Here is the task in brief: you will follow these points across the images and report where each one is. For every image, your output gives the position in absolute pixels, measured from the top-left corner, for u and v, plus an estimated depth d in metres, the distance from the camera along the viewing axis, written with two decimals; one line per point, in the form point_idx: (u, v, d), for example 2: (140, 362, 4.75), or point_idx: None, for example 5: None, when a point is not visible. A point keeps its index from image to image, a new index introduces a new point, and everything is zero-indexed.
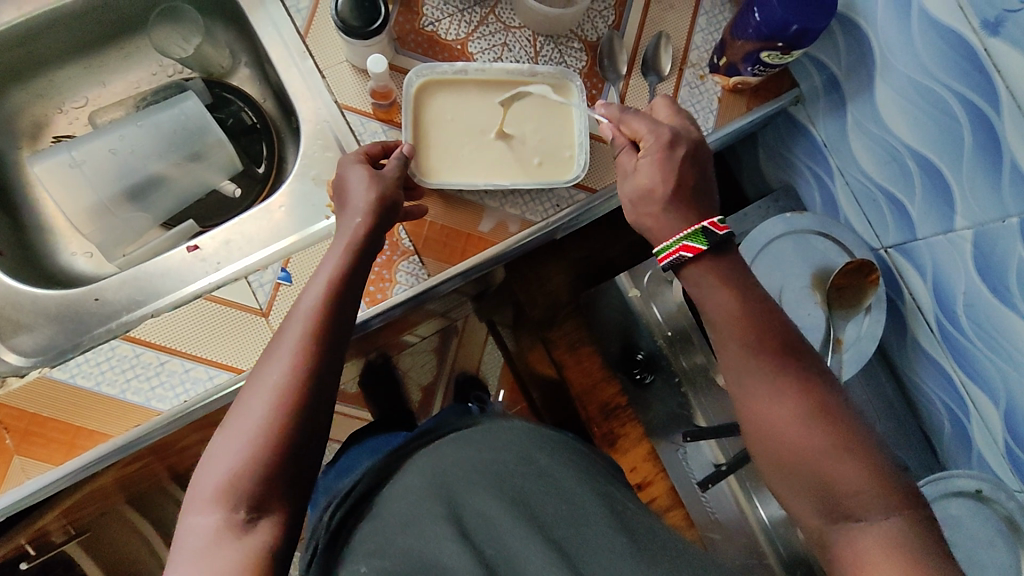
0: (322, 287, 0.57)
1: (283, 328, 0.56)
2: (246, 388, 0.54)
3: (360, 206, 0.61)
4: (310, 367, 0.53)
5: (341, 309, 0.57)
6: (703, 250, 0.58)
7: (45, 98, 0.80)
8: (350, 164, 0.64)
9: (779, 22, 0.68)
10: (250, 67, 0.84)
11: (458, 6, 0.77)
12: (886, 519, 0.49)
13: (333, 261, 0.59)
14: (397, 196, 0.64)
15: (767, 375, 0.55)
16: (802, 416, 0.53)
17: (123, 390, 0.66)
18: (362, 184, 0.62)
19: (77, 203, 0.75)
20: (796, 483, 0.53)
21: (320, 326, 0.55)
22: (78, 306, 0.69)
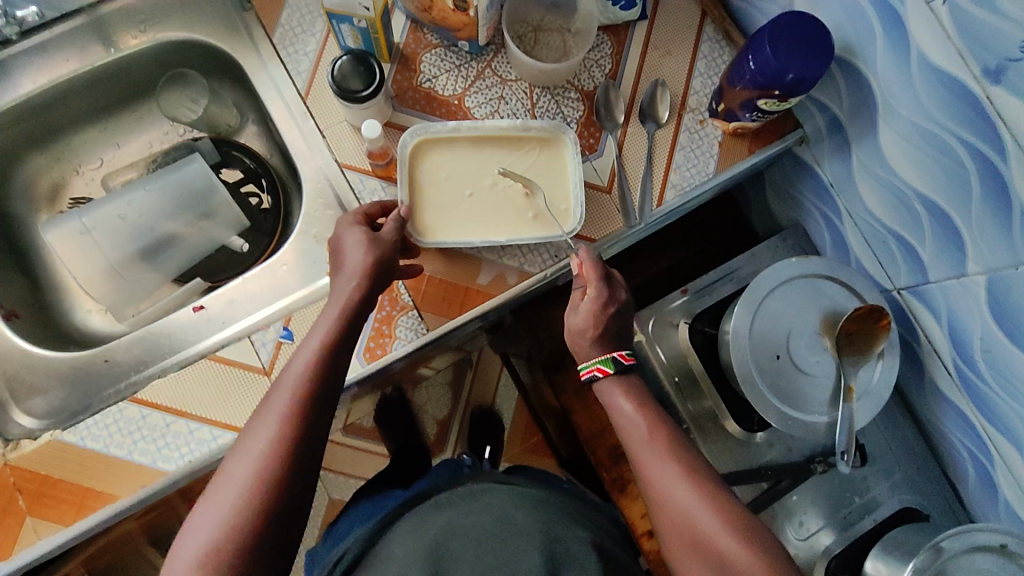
0: (312, 353, 0.59)
1: (270, 393, 0.57)
2: (231, 455, 0.55)
3: (355, 269, 0.62)
4: (295, 435, 0.54)
5: (330, 373, 0.59)
6: (610, 372, 0.68)
7: (63, 161, 0.84)
8: (347, 226, 0.66)
9: (774, 71, 0.67)
10: (257, 125, 0.86)
11: (455, 62, 0.78)
12: None
13: (325, 327, 0.61)
14: (390, 258, 0.65)
15: (661, 464, 0.63)
16: (693, 500, 0.60)
17: (130, 451, 0.67)
18: (357, 247, 0.64)
19: (90, 265, 0.77)
20: (701, 563, 0.58)
21: (307, 393, 0.56)
22: (90, 368, 0.71)
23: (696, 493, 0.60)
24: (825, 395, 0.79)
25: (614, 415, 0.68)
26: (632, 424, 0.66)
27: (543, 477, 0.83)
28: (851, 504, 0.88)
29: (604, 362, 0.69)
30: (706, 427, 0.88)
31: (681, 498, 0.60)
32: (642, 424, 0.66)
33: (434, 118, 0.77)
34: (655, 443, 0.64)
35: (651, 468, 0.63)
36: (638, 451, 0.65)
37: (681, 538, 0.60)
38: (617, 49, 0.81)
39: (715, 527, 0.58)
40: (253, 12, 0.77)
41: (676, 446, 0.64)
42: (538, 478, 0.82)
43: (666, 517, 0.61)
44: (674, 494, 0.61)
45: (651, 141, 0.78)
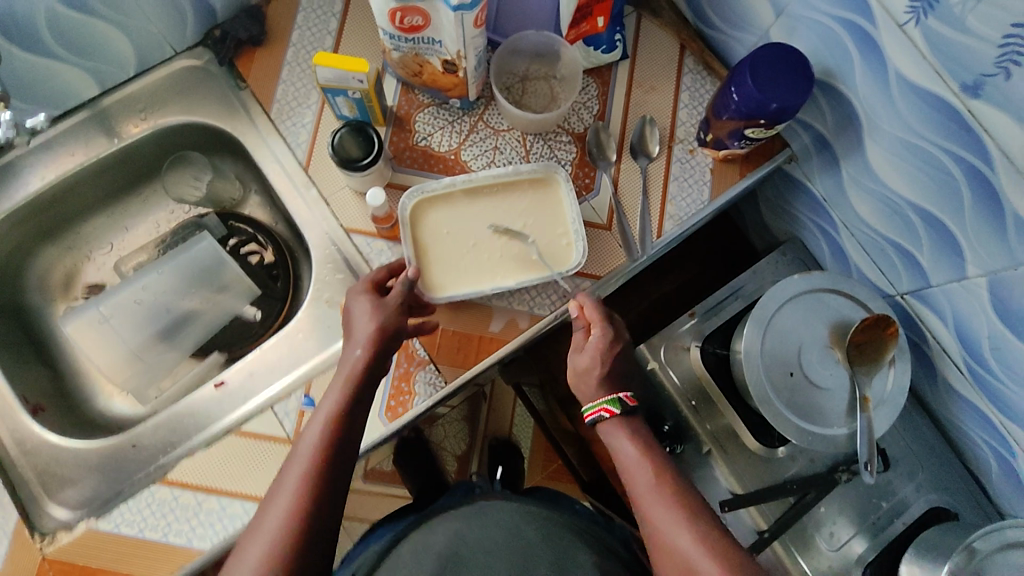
0: (323, 424, 0.60)
1: (285, 468, 0.58)
2: (247, 535, 0.55)
3: (361, 337, 0.64)
4: (308, 508, 0.54)
5: (341, 443, 0.59)
6: (617, 412, 0.68)
7: (75, 250, 0.86)
8: (355, 296, 0.68)
9: (757, 102, 0.69)
10: (260, 195, 0.88)
11: (448, 118, 0.80)
12: None
13: (336, 397, 0.62)
14: (398, 323, 0.66)
15: (663, 505, 0.62)
16: (693, 546, 0.59)
17: (165, 533, 0.68)
18: (363, 316, 0.66)
19: (112, 353, 0.79)
20: None
21: (320, 465, 0.57)
22: (118, 455, 0.72)
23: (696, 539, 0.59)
24: (842, 406, 0.79)
25: (620, 458, 0.68)
26: (635, 470, 0.66)
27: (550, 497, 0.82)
28: (878, 509, 0.87)
29: (614, 402, 0.69)
30: (725, 444, 0.89)
31: (682, 542, 0.59)
32: (646, 469, 0.66)
33: (433, 175, 0.79)
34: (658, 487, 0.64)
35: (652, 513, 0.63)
36: (641, 492, 0.65)
37: None
38: (603, 89, 0.83)
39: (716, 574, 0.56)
40: (249, 90, 0.80)
41: (679, 491, 0.63)
42: (552, 499, 0.81)
43: (668, 565, 0.60)
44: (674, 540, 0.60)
45: (644, 175, 0.80)
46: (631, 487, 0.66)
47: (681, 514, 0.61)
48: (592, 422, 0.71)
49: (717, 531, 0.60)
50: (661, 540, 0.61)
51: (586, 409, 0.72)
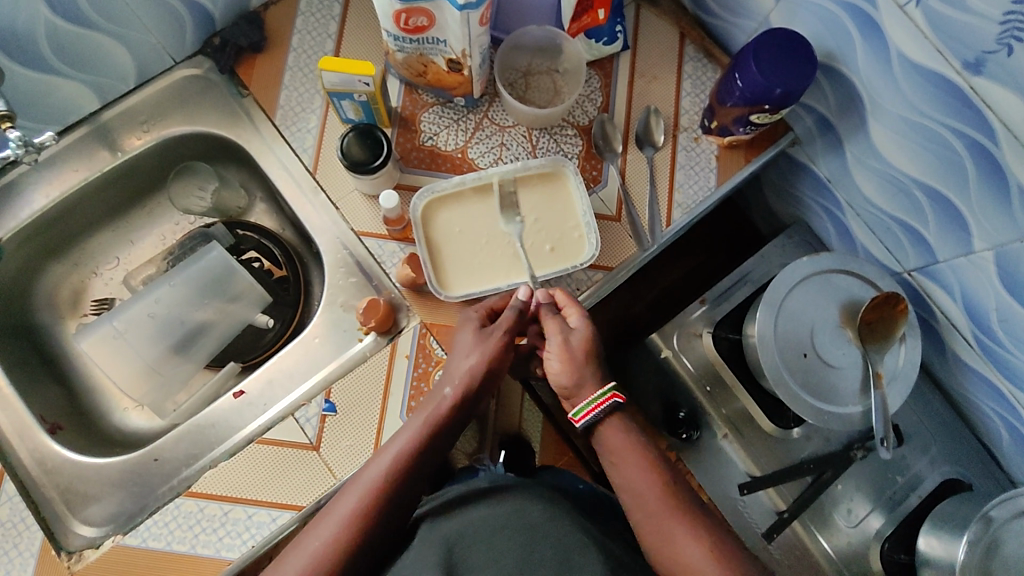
0: (392, 457, 0.61)
1: (344, 489, 0.60)
2: (297, 538, 0.57)
3: (459, 373, 0.65)
4: (349, 540, 0.56)
5: (404, 484, 0.60)
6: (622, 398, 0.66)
7: (82, 266, 0.85)
8: (465, 322, 0.69)
9: (762, 88, 0.70)
10: (266, 202, 0.88)
11: (453, 117, 0.80)
12: None
13: (414, 431, 0.62)
14: (498, 366, 0.67)
15: (671, 513, 0.59)
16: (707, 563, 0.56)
17: (193, 545, 0.68)
18: (467, 351, 0.67)
19: (128, 368, 0.79)
20: None
21: (377, 501, 0.58)
22: (140, 469, 0.72)
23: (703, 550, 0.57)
24: (855, 385, 0.80)
25: (613, 454, 0.64)
26: (630, 470, 0.62)
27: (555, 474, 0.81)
28: (894, 484, 0.88)
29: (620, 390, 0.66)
30: (741, 427, 0.89)
31: (689, 551, 0.57)
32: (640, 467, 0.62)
33: (441, 174, 0.79)
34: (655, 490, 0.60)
35: (652, 522, 0.59)
36: (644, 494, 0.61)
37: None
38: (605, 81, 0.83)
39: None
40: (251, 97, 0.79)
41: (680, 496, 0.61)
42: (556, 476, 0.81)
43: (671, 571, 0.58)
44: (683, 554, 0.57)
45: (650, 164, 0.81)
46: (624, 485, 0.63)
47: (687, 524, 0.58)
48: (593, 419, 0.64)
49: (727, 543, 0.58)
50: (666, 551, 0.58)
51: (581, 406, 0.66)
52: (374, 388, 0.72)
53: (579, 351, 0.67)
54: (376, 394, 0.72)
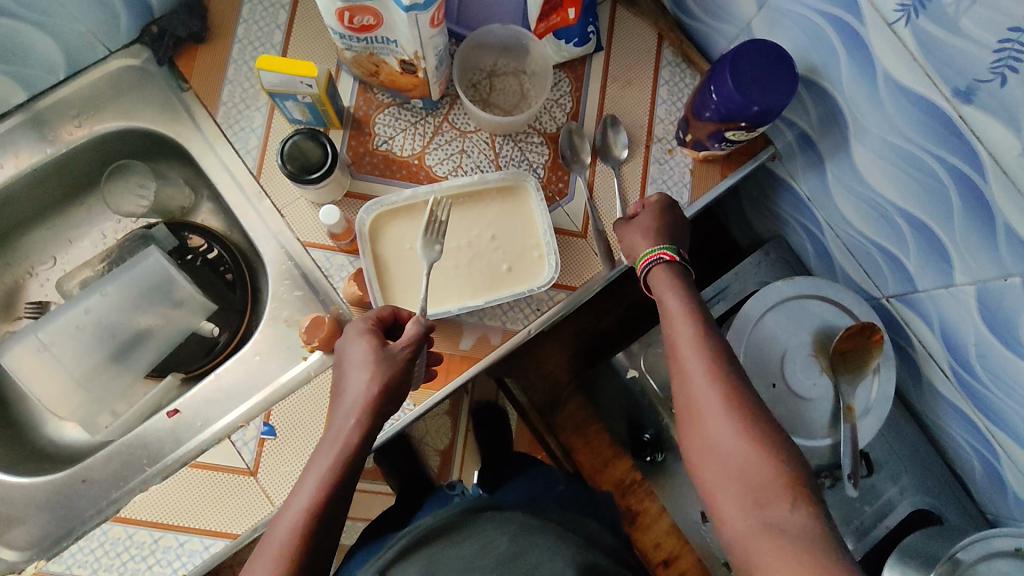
0: (302, 506, 0.52)
1: (255, 556, 0.51)
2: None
3: (357, 402, 0.57)
4: None
5: (321, 531, 0.51)
6: (675, 258, 0.65)
7: (14, 266, 0.81)
8: (356, 338, 0.60)
9: (738, 104, 0.65)
10: (212, 201, 0.83)
11: (410, 120, 0.75)
12: (791, 514, 0.48)
13: (319, 470, 0.54)
14: (399, 380, 0.58)
15: (696, 354, 0.57)
16: (723, 415, 0.53)
17: (121, 572, 0.65)
18: (358, 372, 0.58)
19: (57, 382, 0.74)
20: (727, 480, 0.51)
21: (291, 564, 0.49)
22: (68, 490, 0.68)
23: (750, 442, 0.51)
24: (824, 418, 0.76)
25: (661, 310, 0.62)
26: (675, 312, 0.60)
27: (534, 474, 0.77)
28: (862, 513, 0.85)
29: (673, 250, 0.65)
30: None
31: (705, 395, 0.55)
32: (710, 355, 0.57)
33: (395, 181, 0.74)
34: (698, 355, 0.57)
35: (692, 404, 0.56)
36: (677, 342, 0.59)
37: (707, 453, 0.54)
38: (576, 85, 0.78)
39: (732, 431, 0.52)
40: (192, 92, 0.74)
41: (733, 389, 0.54)
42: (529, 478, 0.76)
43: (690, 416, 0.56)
44: (717, 439, 0.53)
45: (618, 178, 0.76)
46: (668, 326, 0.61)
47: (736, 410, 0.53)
48: (645, 272, 0.66)
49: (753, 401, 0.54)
50: (701, 435, 0.54)
51: (642, 255, 0.66)
52: (318, 412, 0.68)
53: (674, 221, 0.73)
54: (318, 418, 0.68)
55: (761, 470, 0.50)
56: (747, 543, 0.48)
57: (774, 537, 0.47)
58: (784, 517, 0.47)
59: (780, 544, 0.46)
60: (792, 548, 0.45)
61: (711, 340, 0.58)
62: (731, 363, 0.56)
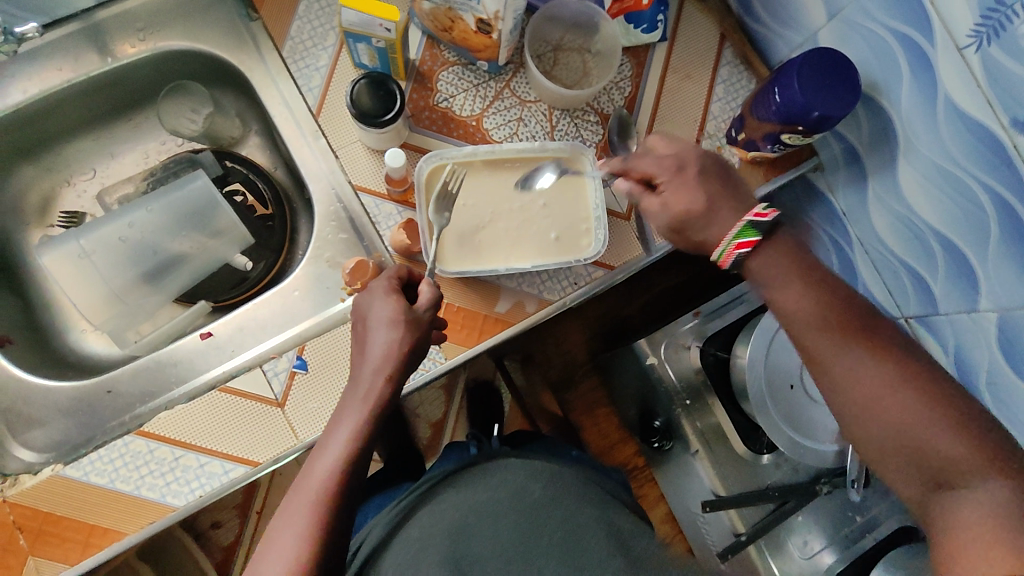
0: (338, 451, 0.52)
1: (290, 495, 0.51)
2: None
3: (385, 354, 0.56)
4: (320, 550, 0.48)
5: (354, 477, 0.52)
6: (757, 239, 0.57)
7: (53, 172, 0.81)
8: (382, 293, 0.59)
9: (800, 106, 0.67)
10: (260, 135, 0.84)
11: (473, 81, 0.76)
12: (988, 483, 0.44)
13: (353, 422, 0.54)
14: (421, 343, 0.58)
15: (831, 328, 0.53)
16: (883, 387, 0.49)
17: (137, 486, 0.65)
18: (383, 330, 0.57)
19: (91, 292, 0.74)
20: (905, 457, 0.48)
21: (330, 508, 0.50)
22: (91, 400, 0.68)
23: (931, 415, 0.47)
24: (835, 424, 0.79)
25: (773, 287, 0.57)
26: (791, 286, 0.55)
27: (552, 445, 0.79)
28: (851, 523, 0.85)
29: (749, 231, 0.57)
30: (713, 444, 0.87)
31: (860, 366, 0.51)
32: (863, 330, 0.52)
33: (452, 139, 0.75)
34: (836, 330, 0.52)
35: (849, 388, 0.51)
36: (810, 320, 0.54)
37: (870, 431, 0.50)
38: (637, 71, 0.79)
39: (901, 405, 0.48)
40: (261, 22, 0.74)
41: (893, 356, 0.50)
42: (548, 448, 0.77)
43: (841, 391, 0.52)
44: (886, 412, 0.49)
45: None
46: (785, 300, 0.56)
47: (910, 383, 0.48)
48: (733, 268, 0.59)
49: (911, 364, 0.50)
50: (862, 412, 0.51)
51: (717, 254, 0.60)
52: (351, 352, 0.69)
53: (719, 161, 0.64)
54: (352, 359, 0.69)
55: (952, 446, 0.46)
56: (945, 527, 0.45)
57: (983, 508, 0.43)
58: (981, 488, 0.44)
59: (989, 515, 0.43)
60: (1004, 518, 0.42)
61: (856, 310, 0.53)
62: (876, 327, 0.52)
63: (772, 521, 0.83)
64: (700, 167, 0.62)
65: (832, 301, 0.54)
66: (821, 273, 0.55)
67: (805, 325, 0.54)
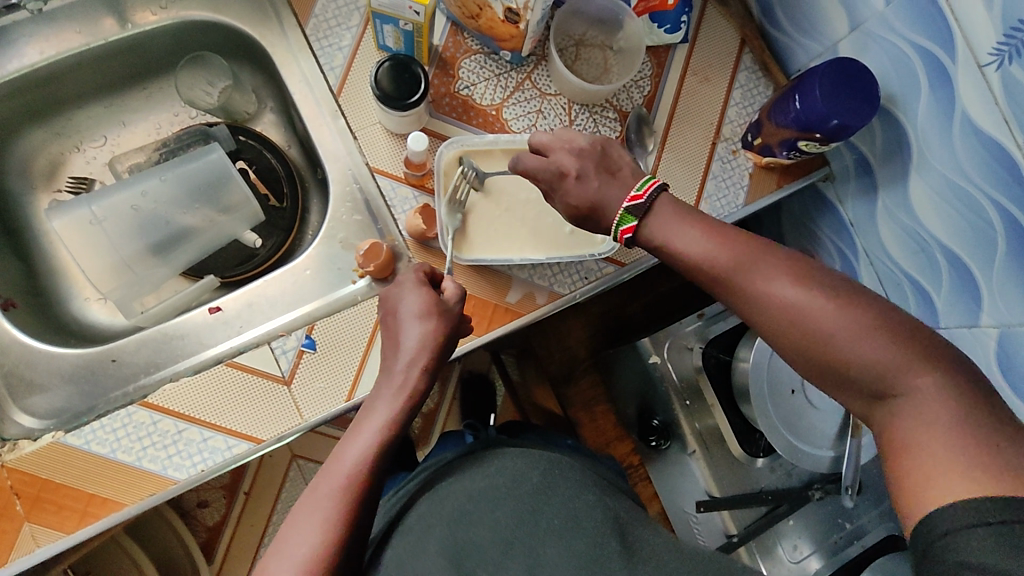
0: (371, 437, 0.53)
1: (318, 476, 0.52)
2: (263, 563, 0.49)
3: (416, 342, 0.56)
4: (347, 531, 0.49)
5: (383, 464, 0.53)
6: (636, 224, 0.56)
7: (63, 137, 0.80)
8: (415, 281, 0.59)
9: (819, 115, 0.68)
10: (276, 113, 0.84)
11: (495, 71, 0.76)
12: (920, 380, 0.44)
13: (386, 409, 0.54)
14: (454, 333, 0.58)
15: (742, 267, 0.51)
16: (805, 311, 0.48)
17: (139, 458, 0.64)
18: (417, 319, 0.56)
19: (99, 261, 0.74)
20: (843, 375, 0.47)
21: (358, 492, 0.51)
22: (96, 368, 0.69)
23: (852, 328, 0.46)
24: (832, 430, 0.81)
25: (675, 246, 0.55)
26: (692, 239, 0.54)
27: (549, 434, 0.79)
28: (840, 530, 0.86)
29: (627, 217, 0.56)
30: (711, 446, 0.86)
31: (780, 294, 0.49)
32: (764, 261, 0.51)
33: (471, 128, 0.75)
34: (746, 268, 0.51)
35: (772, 324, 0.50)
36: (721, 268, 0.52)
37: (804, 358, 0.49)
38: (657, 71, 0.80)
39: (824, 325, 0.47)
40: None
41: (806, 276, 0.49)
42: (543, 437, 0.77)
43: (768, 327, 0.50)
44: (814, 334, 0.48)
45: (681, 167, 0.78)
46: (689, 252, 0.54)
47: (824, 302, 0.48)
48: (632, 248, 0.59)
49: (824, 280, 0.49)
50: (792, 343, 0.49)
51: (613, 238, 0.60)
52: (360, 334, 0.68)
53: (599, 154, 0.59)
54: (360, 340, 0.68)
55: (879, 351, 0.45)
56: (906, 451, 0.43)
57: (928, 414, 0.43)
58: (918, 386, 0.44)
59: (936, 422, 0.42)
60: (953, 423, 0.42)
61: (753, 242, 0.52)
62: (781, 255, 0.51)
63: (765, 524, 0.84)
64: (579, 172, 0.58)
65: (730, 238, 0.53)
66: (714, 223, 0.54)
67: (711, 270, 0.53)
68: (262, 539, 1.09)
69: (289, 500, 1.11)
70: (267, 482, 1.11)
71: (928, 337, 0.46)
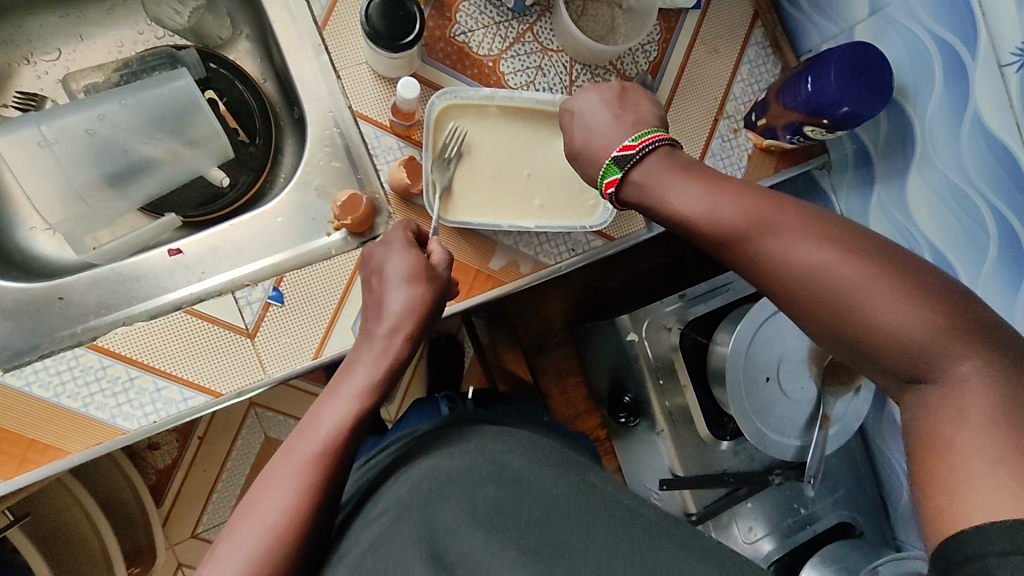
0: (346, 406, 0.50)
1: (290, 444, 0.49)
2: (230, 526, 0.46)
3: (396, 310, 0.53)
4: (316, 502, 0.47)
5: (357, 435, 0.50)
6: (619, 179, 0.54)
7: (12, 46, 0.72)
8: (400, 246, 0.55)
9: (830, 100, 0.65)
10: (251, 41, 0.77)
11: (494, 18, 0.71)
12: (956, 355, 0.41)
13: (363, 377, 0.51)
14: (440, 300, 0.55)
15: (758, 228, 0.47)
16: (828, 276, 0.44)
17: (85, 404, 0.60)
18: (402, 284, 0.53)
19: (46, 188, 0.67)
20: (871, 347, 0.44)
21: (331, 464, 0.48)
22: (41, 306, 0.65)
23: (882, 294, 0.42)
24: (802, 420, 0.80)
25: (681, 204, 0.50)
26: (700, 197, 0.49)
27: (523, 406, 0.77)
28: (795, 513, 0.88)
29: (612, 171, 0.54)
30: (678, 425, 0.85)
31: (800, 255, 0.45)
32: (784, 222, 0.47)
33: (464, 78, 0.70)
34: (763, 228, 0.47)
35: (791, 290, 0.46)
36: (732, 229, 0.48)
37: (828, 328, 0.45)
38: (665, 36, 0.76)
39: (848, 292, 0.43)
40: None
41: (829, 237, 0.45)
42: (514, 408, 0.75)
43: (786, 293, 0.46)
44: (838, 302, 0.44)
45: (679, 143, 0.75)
46: (699, 210, 0.49)
47: (850, 263, 0.44)
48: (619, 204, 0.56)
49: (852, 241, 0.45)
50: (813, 312, 0.45)
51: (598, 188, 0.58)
52: (332, 290, 0.64)
53: (612, 94, 0.58)
54: (331, 297, 0.64)
55: (912, 321, 0.42)
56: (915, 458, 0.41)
57: (961, 394, 0.40)
58: (954, 363, 0.41)
59: (966, 408, 0.40)
60: (986, 412, 0.39)
61: (770, 199, 0.48)
62: (800, 212, 0.47)
63: (724, 504, 0.85)
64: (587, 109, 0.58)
65: (743, 195, 0.48)
66: (724, 179, 0.50)
67: (720, 232, 0.48)
68: (214, 485, 1.06)
69: (245, 447, 1.08)
70: (222, 429, 1.07)
71: (962, 302, 0.42)
